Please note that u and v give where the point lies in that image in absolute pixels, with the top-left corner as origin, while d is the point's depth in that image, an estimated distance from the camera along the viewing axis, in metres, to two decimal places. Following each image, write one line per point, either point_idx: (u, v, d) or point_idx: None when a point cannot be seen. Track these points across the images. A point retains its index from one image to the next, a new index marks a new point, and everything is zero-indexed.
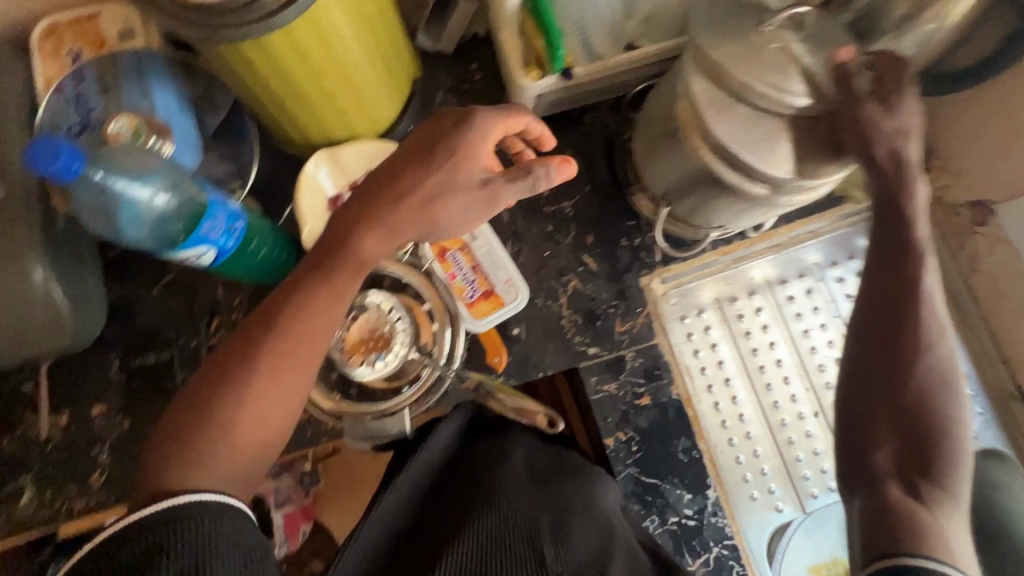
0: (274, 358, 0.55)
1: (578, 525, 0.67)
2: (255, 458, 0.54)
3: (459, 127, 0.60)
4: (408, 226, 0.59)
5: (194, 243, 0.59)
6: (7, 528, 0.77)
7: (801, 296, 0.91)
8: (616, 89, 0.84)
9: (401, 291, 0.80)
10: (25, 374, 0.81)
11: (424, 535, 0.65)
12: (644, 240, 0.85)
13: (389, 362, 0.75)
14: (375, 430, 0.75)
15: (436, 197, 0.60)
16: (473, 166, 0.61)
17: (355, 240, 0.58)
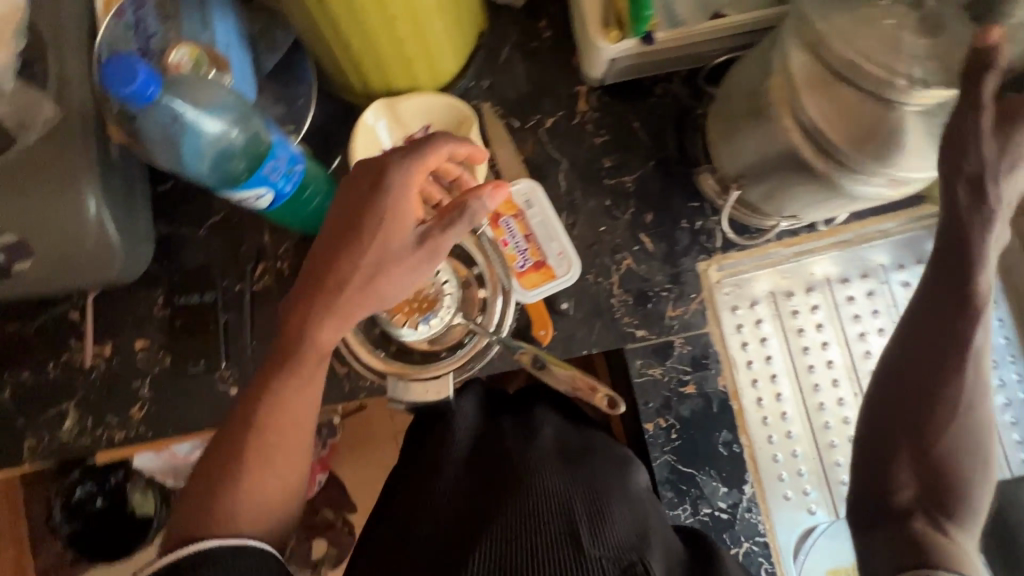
0: (268, 430, 0.58)
1: (615, 506, 0.62)
2: (278, 515, 0.59)
3: (379, 188, 0.59)
4: (359, 308, 0.60)
5: (256, 184, 0.58)
6: (49, 450, 0.79)
7: (862, 297, 0.87)
8: (694, 60, 0.78)
9: (448, 253, 0.78)
10: (72, 302, 0.81)
11: (442, 507, 0.63)
12: (705, 224, 0.81)
13: (435, 324, 0.76)
14: (421, 393, 0.74)
15: (383, 261, 0.59)
16: (403, 226, 0.60)
17: (315, 310, 0.59)
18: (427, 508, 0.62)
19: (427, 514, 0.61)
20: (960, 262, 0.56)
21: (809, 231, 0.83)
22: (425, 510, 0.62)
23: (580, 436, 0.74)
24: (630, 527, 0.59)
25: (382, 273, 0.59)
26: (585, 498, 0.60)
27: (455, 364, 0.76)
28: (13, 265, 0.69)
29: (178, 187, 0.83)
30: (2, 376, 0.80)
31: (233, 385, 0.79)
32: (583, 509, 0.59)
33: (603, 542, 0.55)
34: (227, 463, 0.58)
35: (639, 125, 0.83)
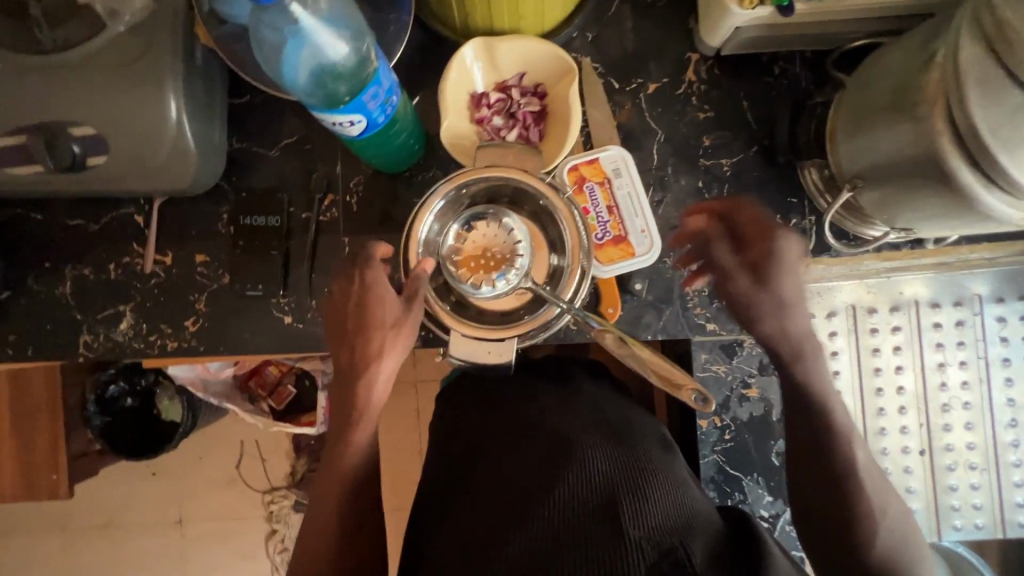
0: (340, 485, 0.62)
1: (659, 483, 0.58)
2: (354, 554, 0.61)
3: (356, 286, 0.65)
4: (381, 380, 0.64)
5: (355, 110, 0.55)
6: (103, 348, 0.80)
7: (950, 326, 0.82)
8: (827, 40, 0.71)
9: (526, 211, 0.73)
10: (138, 206, 0.80)
11: (469, 503, 0.61)
12: (800, 223, 0.76)
13: (502, 285, 0.69)
14: (481, 355, 0.66)
15: (397, 322, 0.64)
16: (386, 298, 0.64)
17: (356, 384, 0.63)
18: (468, 497, 0.61)
19: (471, 496, 0.61)
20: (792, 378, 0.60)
21: (913, 247, 0.77)
22: (468, 496, 0.62)
23: (618, 410, 0.71)
24: (674, 507, 0.55)
25: (400, 329, 0.63)
26: (627, 477, 0.57)
27: (519, 330, 0.67)
28: (87, 159, 0.68)
29: (255, 103, 0.80)
30: (65, 269, 0.80)
31: (290, 313, 0.78)
32: (624, 488, 0.55)
33: (644, 521, 0.52)
34: (311, 537, 0.62)
35: (747, 107, 0.77)
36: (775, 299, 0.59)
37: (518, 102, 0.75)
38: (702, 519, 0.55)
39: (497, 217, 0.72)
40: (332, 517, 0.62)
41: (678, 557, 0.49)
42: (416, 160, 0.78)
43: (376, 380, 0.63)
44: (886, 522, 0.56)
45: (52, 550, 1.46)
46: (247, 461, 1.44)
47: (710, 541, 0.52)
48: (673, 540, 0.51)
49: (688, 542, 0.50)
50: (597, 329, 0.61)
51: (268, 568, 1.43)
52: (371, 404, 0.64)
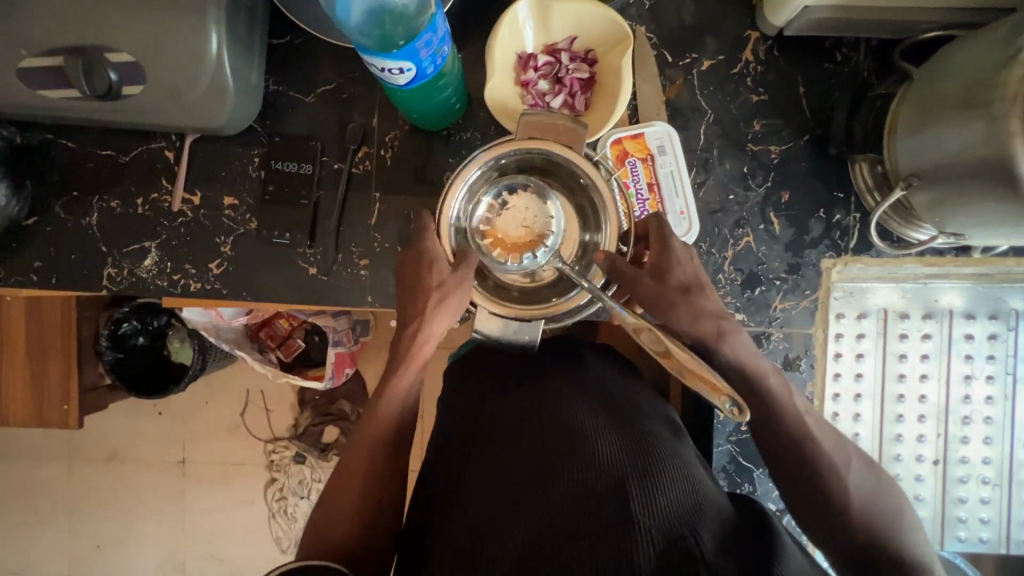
0: (365, 446, 0.63)
1: (670, 469, 0.54)
2: (369, 516, 0.62)
3: (407, 265, 0.65)
4: (424, 347, 0.64)
5: (407, 56, 0.52)
6: (126, 282, 0.79)
7: (981, 339, 0.80)
8: (897, 28, 0.67)
9: (563, 188, 0.71)
10: (169, 142, 0.79)
11: (477, 474, 0.60)
12: (844, 219, 0.74)
13: (529, 262, 0.69)
14: (510, 331, 0.67)
15: (442, 285, 0.63)
16: (440, 265, 0.64)
17: (402, 340, 0.64)
18: (478, 466, 0.60)
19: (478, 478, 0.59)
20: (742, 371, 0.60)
21: (958, 254, 0.75)
22: (478, 465, 0.60)
23: (625, 389, 0.69)
24: (684, 494, 0.52)
25: (447, 299, 0.63)
26: (637, 463, 0.54)
27: (547, 312, 0.66)
28: (122, 87, 0.67)
29: (294, 45, 0.77)
30: (92, 200, 0.79)
31: (315, 265, 0.77)
32: (634, 476, 0.52)
33: (654, 507, 0.50)
34: (332, 498, 0.63)
35: (803, 92, 0.74)
36: (679, 290, 0.63)
37: (566, 68, 0.72)
38: (711, 507, 0.52)
39: (532, 190, 0.70)
40: (358, 474, 0.63)
41: (688, 545, 0.47)
42: (456, 120, 0.76)
43: (430, 338, 0.64)
44: (853, 476, 0.57)
45: (58, 477, 1.50)
46: (251, 409, 1.46)
47: (719, 529, 0.50)
48: (684, 527, 0.48)
49: (697, 531, 0.48)
50: (633, 327, 0.57)
51: (265, 513, 1.46)
52: (407, 363, 0.64)
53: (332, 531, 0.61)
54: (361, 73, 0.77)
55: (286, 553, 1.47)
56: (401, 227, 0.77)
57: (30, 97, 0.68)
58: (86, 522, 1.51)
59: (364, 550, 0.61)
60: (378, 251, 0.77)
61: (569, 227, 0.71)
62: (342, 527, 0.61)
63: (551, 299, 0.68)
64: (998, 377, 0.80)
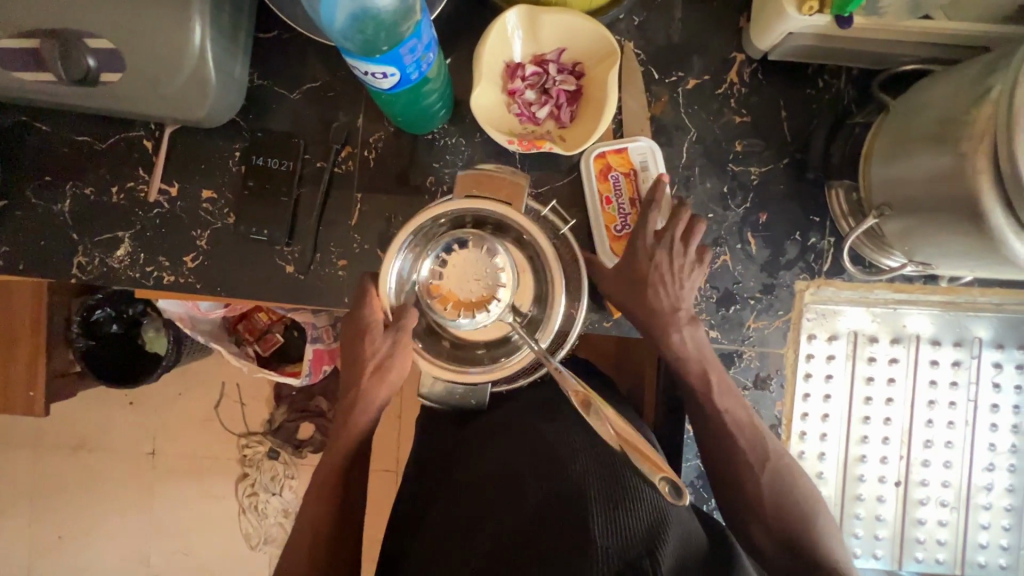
0: (328, 475, 0.71)
1: (638, 488, 0.55)
2: (323, 542, 0.69)
3: (348, 332, 0.71)
4: (372, 399, 0.71)
5: (391, 61, 0.52)
6: (98, 272, 0.78)
7: (946, 365, 0.82)
8: (878, 59, 0.69)
9: (516, 243, 0.69)
10: (148, 131, 0.77)
11: (458, 493, 0.63)
12: (819, 243, 0.75)
13: (482, 317, 0.65)
14: (456, 398, 0.71)
15: (378, 356, 0.68)
16: (375, 336, 0.68)
17: (351, 393, 0.71)
18: (459, 485, 0.64)
19: (461, 499, 0.62)
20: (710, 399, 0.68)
21: (927, 282, 0.76)
22: (461, 484, 0.64)
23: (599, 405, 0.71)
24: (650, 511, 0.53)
25: (380, 371, 0.69)
26: (607, 486, 0.54)
27: (497, 376, 0.67)
28: (101, 74, 0.65)
29: (281, 41, 0.76)
30: (66, 186, 0.77)
31: (292, 263, 0.77)
32: (599, 496, 0.53)
33: (616, 526, 0.50)
34: (298, 525, 0.70)
35: (785, 117, 0.75)
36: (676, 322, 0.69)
37: (554, 79, 0.72)
38: (675, 526, 0.52)
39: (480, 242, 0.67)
40: (323, 493, 0.70)
41: (643, 565, 0.47)
42: (440, 125, 0.76)
43: (369, 407, 0.71)
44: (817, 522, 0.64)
45: (20, 465, 1.46)
46: (223, 403, 1.44)
47: (681, 550, 0.50)
48: (640, 548, 0.48)
49: (655, 549, 0.48)
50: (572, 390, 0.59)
51: (234, 510, 1.44)
52: (355, 413, 0.71)
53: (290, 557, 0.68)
54: (347, 73, 0.76)
55: (254, 550, 1.44)
56: (382, 229, 0.77)
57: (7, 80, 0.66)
58: (47, 512, 1.47)
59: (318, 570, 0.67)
60: (358, 253, 0.77)
61: (522, 280, 0.69)
62: (307, 549, 0.68)
63: (503, 357, 0.69)
64: (961, 401, 0.82)
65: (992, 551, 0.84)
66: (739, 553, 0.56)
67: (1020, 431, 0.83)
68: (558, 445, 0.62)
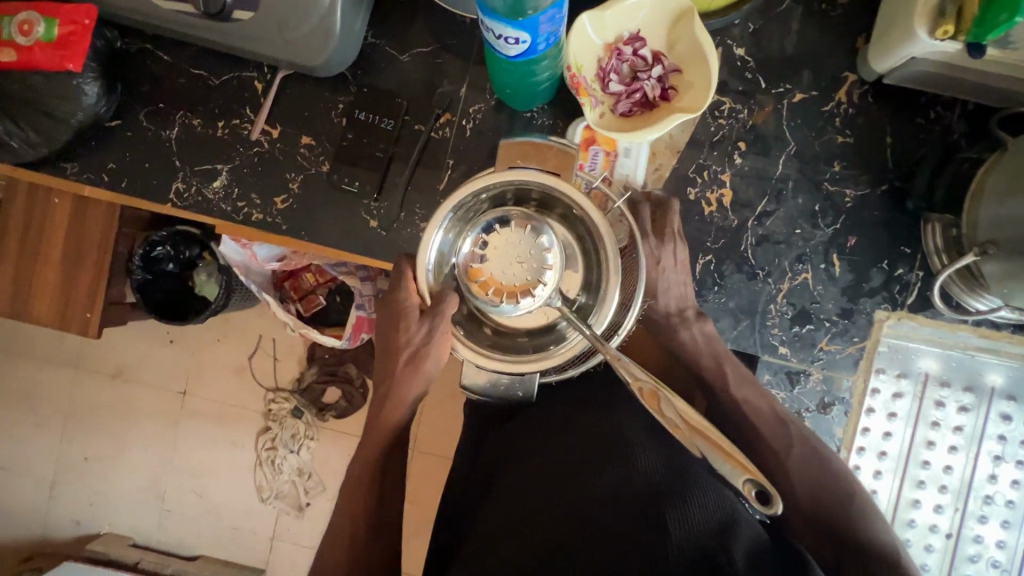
0: (381, 438, 0.73)
1: (704, 484, 0.54)
2: (373, 497, 0.72)
3: (386, 323, 0.72)
4: (409, 377, 0.71)
5: (528, 28, 0.53)
6: (192, 200, 0.81)
7: (1018, 423, 0.79)
8: (998, 94, 0.68)
9: (567, 224, 0.64)
10: (260, 73, 0.80)
11: (519, 465, 0.65)
12: (906, 275, 0.73)
13: (528, 302, 0.60)
14: (502, 389, 0.65)
15: (411, 344, 0.68)
16: (410, 323, 0.68)
17: (388, 379, 0.73)
18: (521, 460, 0.65)
19: (522, 478, 0.63)
20: (771, 414, 0.68)
21: (1014, 331, 0.72)
22: (520, 459, 0.65)
23: None
24: (717, 509, 0.51)
25: (412, 361, 0.69)
26: (671, 480, 0.54)
27: (550, 364, 0.61)
28: (234, 11, 0.69)
29: (400, 3, 0.79)
30: (176, 114, 0.81)
31: (376, 218, 0.79)
32: (666, 488, 0.53)
33: (686, 520, 0.49)
34: (349, 481, 0.74)
35: (889, 143, 0.74)
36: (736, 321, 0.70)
37: (648, 78, 0.72)
38: (743, 520, 0.51)
39: (527, 220, 0.62)
40: (378, 451, 0.73)
41: (718, 561, 0.47)
42: (541, 104, 0.76)
43: (404, 394, 0.72)
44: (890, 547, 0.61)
45: (62, 382, 1.52)
46: (260, 354, 1.47)
47: (751, 546, 0.50)
48: (714, 542, 0.48)
49: (727, 546, 0.48)
50: (632, 379, 0.54)
51: (253, 460, 1.48)
52: (392, 397, 0.72)
53: (344, 515, 0.72)
54: (457, 42, 0.78)
55: (264, 503, 1.47)
56: None
57: (148, 7, 0.70)
58: (77, 432, 1.52)
59: (365, 522, 0.71)
60: None
61: (570, 263, 0.64)
62: (357, 506, 0.72)
63: (550, 345, 0.63)
64: None
65: None
66: (806, 555, 0.55)
67: None
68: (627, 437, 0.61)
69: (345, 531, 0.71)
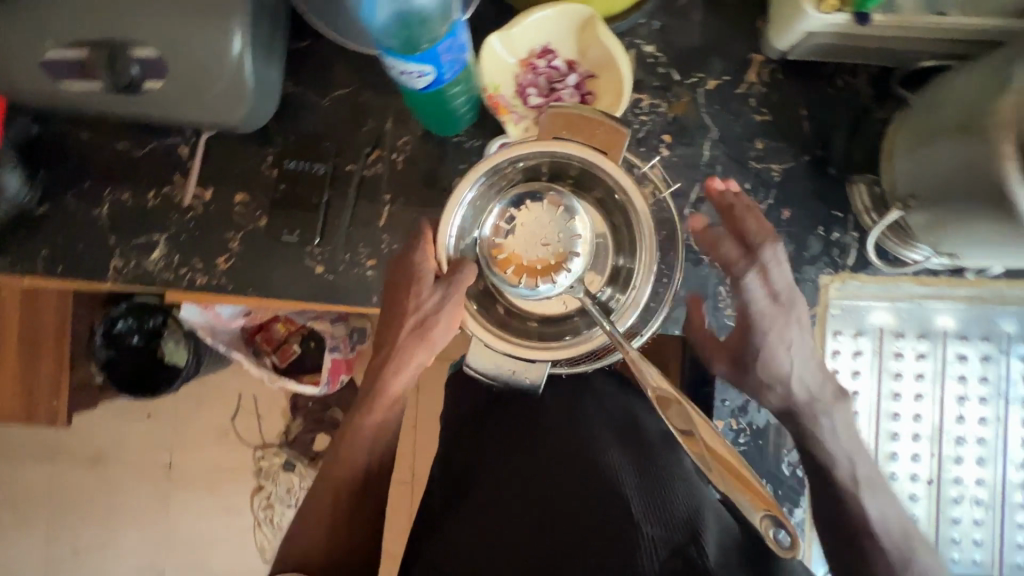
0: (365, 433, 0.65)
1: (670, 482, 0.56)
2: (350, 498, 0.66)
3: (396, 283, 0.64)
4: (411, 354, 0.62)
5: (428, 60, 0.54)
6: (133, 275, 0.80)
7: (974, 360, 0.82)
8: (896, 56, 0.71)
9: (603, 210, 0.67)
10: (184, 138, 0.80)
11: (484, 479, 0.63)
12: (842, 237, 0.76)
13: (546, 288, 0.65)
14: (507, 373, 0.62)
15: (420, 311, 0.62)
16: (421, 287, 0.62)
17: (382, 353, 0.64)
18: (490, 469, 0.64)
19: (493, 488, 0.61)
20: None
21: (952, 275, 0.75)
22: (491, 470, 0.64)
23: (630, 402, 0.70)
24: (684, 504, 0.53)
25: (420, 330, 0.62)
26: (640, 480, 0.56)
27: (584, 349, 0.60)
28: (143, 82, 0.68)
29: (314, 50, 0.79)
30: (105, 191, 0.80)
31: (321, 263, 0.78)
32: (635, 487, 0.54)
33: (655, 517, 0.51)
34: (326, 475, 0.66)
35: (805, 114, 0.76)
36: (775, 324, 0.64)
37: (565, 87, 0.75)
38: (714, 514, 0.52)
39: (562, 202, 0.66)
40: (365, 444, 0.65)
41: (690, 555, 0.47)
42: (465, 127, 0.77)
43: (405, 366, 0.63)
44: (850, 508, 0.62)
45: (37, 478, 1.46)
46: (240, 413, 1.44)
47: (721, 538, 0.50)
48: (684, 536, 0.49)
49: (699, 538, 0.48)
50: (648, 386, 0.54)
51: (250, 522, 1.44)
52: (388, 378, 0.64)
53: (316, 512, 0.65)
54: (376, 79, 0.79)
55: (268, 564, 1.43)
56: (409, 228, 0.78)
57: (56, 91, 0.69)
58: (62, 526, 1.47)
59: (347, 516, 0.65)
60: (385, 253, 0.78)
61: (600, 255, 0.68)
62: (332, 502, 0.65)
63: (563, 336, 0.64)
64: (993, 394, 0.82)
65: None
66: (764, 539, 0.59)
67: None
68: (597, 435, 0.62)
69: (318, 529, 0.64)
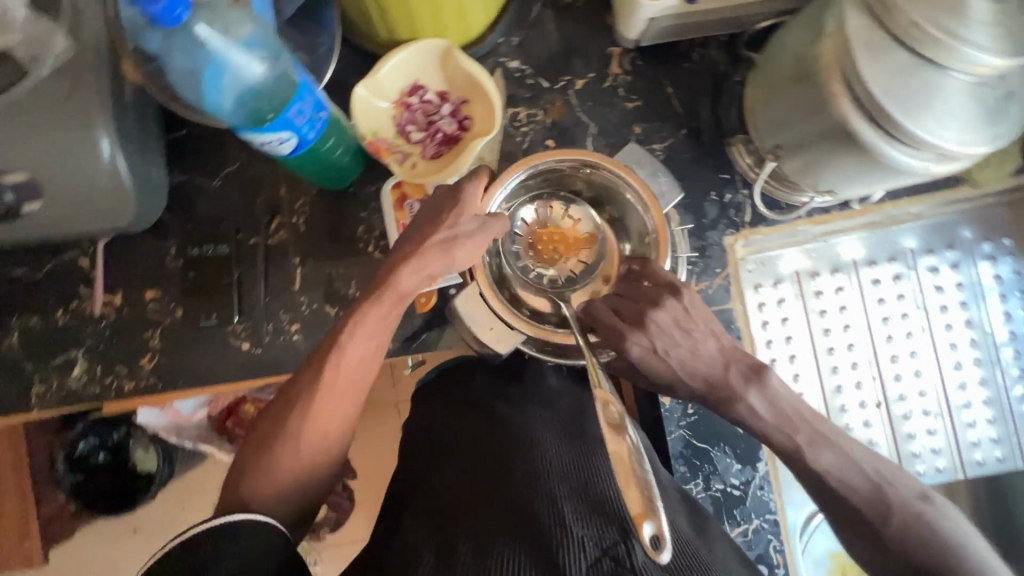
0: (349, 370, 0.58)
1: (606, 485, 0.58)
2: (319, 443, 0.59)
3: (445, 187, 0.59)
4: (429, 262, 0.56)
5: (282, 127, 0.58)
6: (58, 397, 0.78)
7: (888, 280, 0.86)
8: (736, 23, 0.75)
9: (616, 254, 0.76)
10: (82, 250, 0.79)
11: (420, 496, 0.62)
12: (735, 198, 0.79)
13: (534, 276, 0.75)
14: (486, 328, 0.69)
15: (456, 230, 0.57)
16: (463, 215, 0.58)
17: (382, 268, 0.58)
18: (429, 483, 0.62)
19: (433, 496, 0.60)
20: None
21: (842, 209, 0.80)
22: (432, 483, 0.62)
23: (574, 401, 0.72)
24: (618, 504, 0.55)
25: (450, 242, 0.57)
26: (576, 487, 0.57)
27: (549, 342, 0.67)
28: (22, 206, 0.66)
29: (194, 135, 0.80)
30: (11, 321, 0.78)
31: (246, 340, 0.78)
32: (568, 492, 0.56)
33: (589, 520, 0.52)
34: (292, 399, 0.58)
35: (672, 92, 0.80)
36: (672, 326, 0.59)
37: (441, 118, 0.76)
38: None
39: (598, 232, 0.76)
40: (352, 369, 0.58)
41: (619, 552, 0.48)
42: (357, 177, 0.79)
43: (414, 271, 0.56)
44: None
45: None
46: None
47: None
48: (616, 534, 0.50)
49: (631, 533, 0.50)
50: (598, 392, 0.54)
51: None
52: (395, 290, 0.57)
53: (274, 453, 0.57)
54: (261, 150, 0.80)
55: None
56: (325, 286, 0.79)
57: None
58: None
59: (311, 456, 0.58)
60: (307, 315, 0.78)
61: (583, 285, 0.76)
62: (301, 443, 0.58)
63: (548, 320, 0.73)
64: (913, 307, 0.86)
65: (986, 448, 0.86)
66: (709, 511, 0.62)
67: (975, 326, 0.87)
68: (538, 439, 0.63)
69: (274, 470, 0.57)
